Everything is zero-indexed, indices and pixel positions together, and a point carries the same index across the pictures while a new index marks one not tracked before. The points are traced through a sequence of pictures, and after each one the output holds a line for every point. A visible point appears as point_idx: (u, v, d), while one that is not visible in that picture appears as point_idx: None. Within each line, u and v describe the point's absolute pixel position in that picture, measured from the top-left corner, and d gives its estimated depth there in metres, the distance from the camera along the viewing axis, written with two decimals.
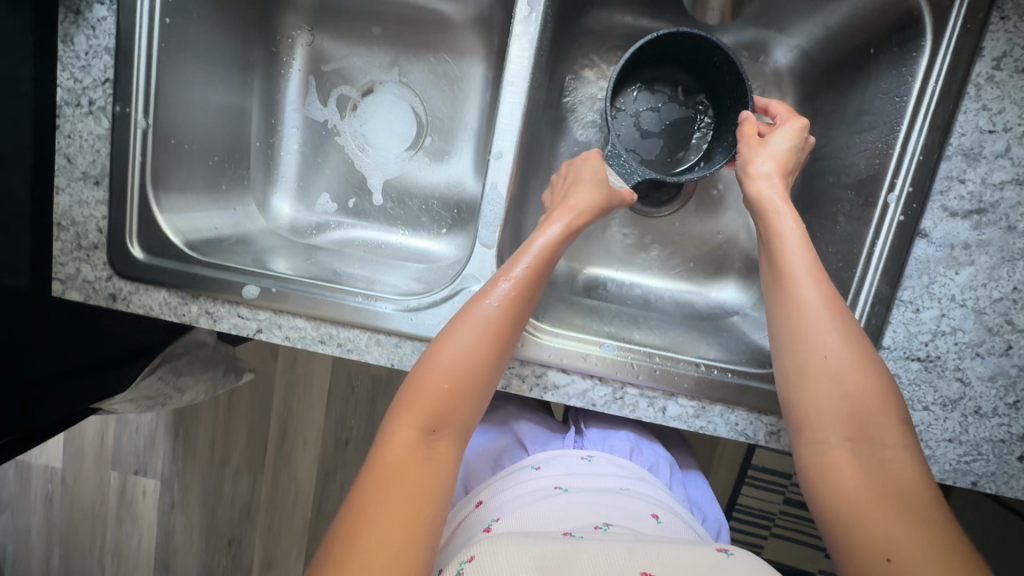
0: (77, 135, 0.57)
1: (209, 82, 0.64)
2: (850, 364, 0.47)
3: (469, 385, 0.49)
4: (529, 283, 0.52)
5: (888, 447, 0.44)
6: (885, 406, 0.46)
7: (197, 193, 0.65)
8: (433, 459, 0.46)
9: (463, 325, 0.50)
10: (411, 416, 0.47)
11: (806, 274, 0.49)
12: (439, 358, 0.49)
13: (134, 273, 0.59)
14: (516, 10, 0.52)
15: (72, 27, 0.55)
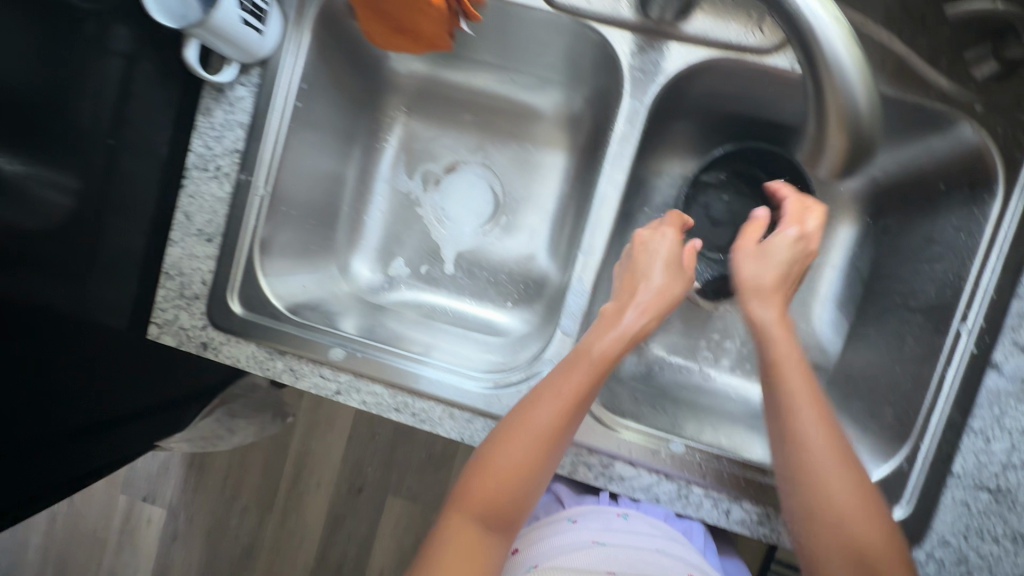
0: (200, 196, 0.62)
1: (317, 153, 0.70)
2: (840, 439, 0.49)
3: (522, 482, 0.50)
4: (582, 385, 0.52)
5: (867, 508, 0.47)
6: (863, 479, 0.49)
7: (292, 253, 0.69)
8: (478, 553, 0.49)
9: (514, 412, 0.52)
10: (463, 512, 0.50)
11: (785, 351, 0.54)
12: (500, 458, 0.50)
13: (229, 325, 0.63)
14: (617, 127, 0.57)
15: (212, 101, 0.61)
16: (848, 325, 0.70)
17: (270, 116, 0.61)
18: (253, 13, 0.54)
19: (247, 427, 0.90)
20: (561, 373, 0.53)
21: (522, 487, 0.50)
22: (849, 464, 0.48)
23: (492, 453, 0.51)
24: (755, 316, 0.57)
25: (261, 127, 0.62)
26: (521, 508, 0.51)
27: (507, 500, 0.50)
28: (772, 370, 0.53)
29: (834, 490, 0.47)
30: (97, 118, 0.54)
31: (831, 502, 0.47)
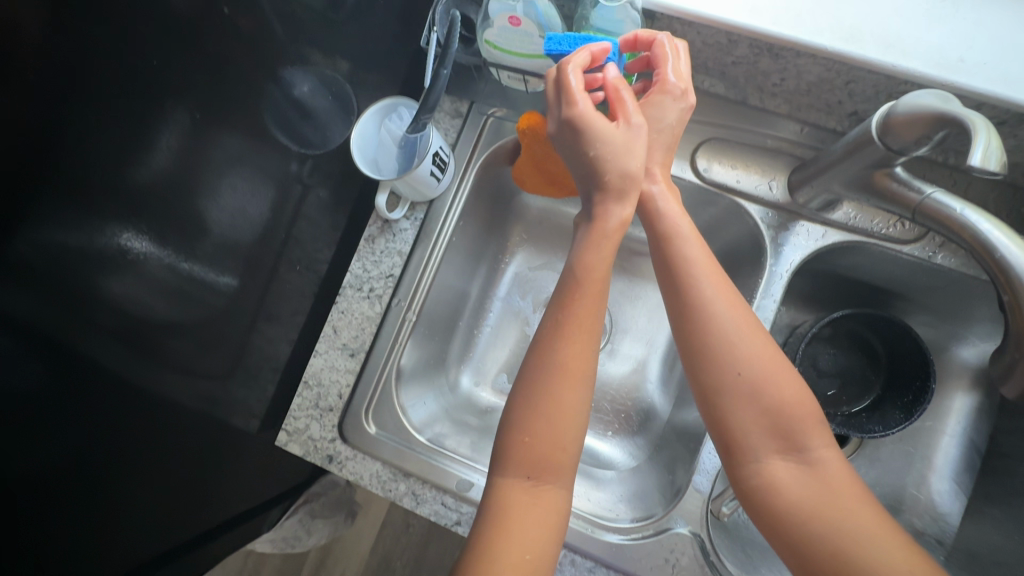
0: (350, 312, 0.66)
1: (452, 276, 0.74)
2: (725, 330, 0.46)
3: (562, 439, 0.46)
4: (590, 312, 0.48)
5: (809, 409, 0.45)
6: (781, 375, 0.45)
7: (419, 369, 0.71)
8: (539, 508, 0.45)
9: (542, 344, 0.48)
10: (507, 468, 0.47)
11: (699, 262, 0.49)
12: (535, 417, 0.46)
13: (360, 442, 0.64)
14: (756, 293, 0.60)
15: (378, 230, 0.67)
16: (967, 498, 0.69)
17: (428, 247, 0.67)
18: (440, 166, 0.61)
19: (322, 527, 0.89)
20: (573, 306, 0.48)
21: (566, 434, 0.46)
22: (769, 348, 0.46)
23: (524, 406, 0.47)
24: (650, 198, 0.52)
25: (417, 256, 0.67)
26: (568, 456, 0.46)
27: (559, 453, 0.46)
28: (677, 288, 0.49)
29: (708, 346, 0.46)
30: (217, 235, 0.61)
31: (734, 389, 0.45)
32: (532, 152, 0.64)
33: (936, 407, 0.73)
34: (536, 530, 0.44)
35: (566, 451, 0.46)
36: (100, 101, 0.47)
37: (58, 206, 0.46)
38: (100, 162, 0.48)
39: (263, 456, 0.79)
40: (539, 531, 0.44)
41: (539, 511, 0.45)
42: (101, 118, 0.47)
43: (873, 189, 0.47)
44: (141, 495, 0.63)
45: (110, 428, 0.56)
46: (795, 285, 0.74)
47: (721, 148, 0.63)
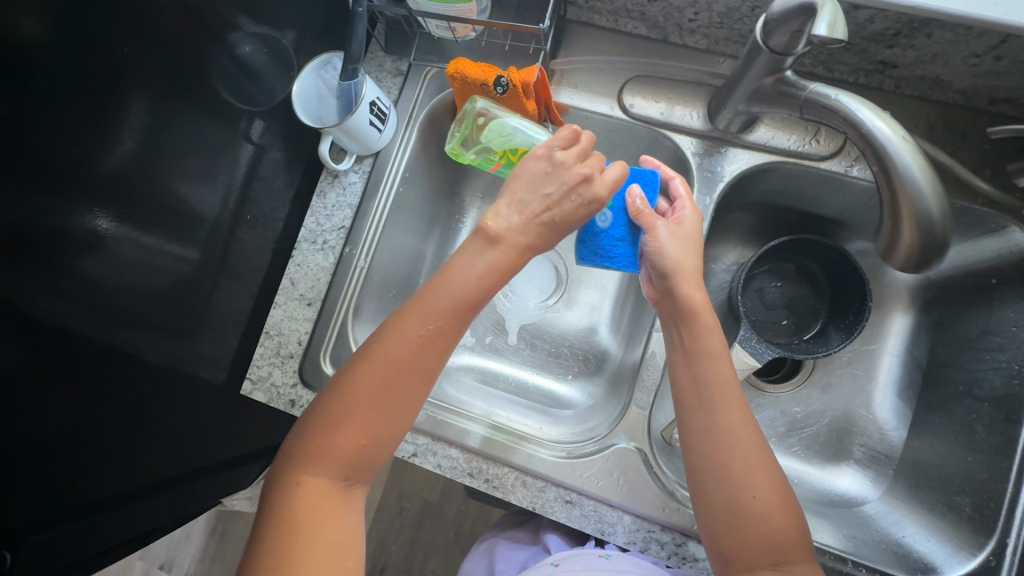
0: (306, 265, 0.69)
1: (407, 231, 0.77)
2: (730, 444, 0.51)
3: (377, 435, 0.50)
4: (442, 321, 0.51)
5: (794, 518, 0.49)
6: (769, 486, 0.50)
7: (376, 319, 0.74)
8: (342, 499, 0.50)
9: (373, 373, 0.50)
10: (321, 470, 0.49)
11: (705, 376, 0.53)
12: (354, 415, 0.49)
13: (319, 385, 0.67)
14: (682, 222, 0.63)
15: (328, 185, 0.70)
16: (911, 413, 0.70)
17: (378, 197, 0.70)
18: (379, 116, 0.64)
19: None
20: (419, 305, 0.51)
21: (383, 438, 0.51)
22: (764, 463, 0.50)
23: (358, 396, 0.50)
24: (689, 300, 0.55)
25: (367, 207, 0.70)
26: (380, 458, 0.51)
27: (369, 458, 0.50)
28: (706, 406, 0.52)
29: (703, 461, 0.51)
30: (183, 202, 0.64)
31: (737, 500, 0.50)
32: (465, 99, 0.65)
33: (875, 329, 0.75)
34: (335, 537, 0.48)
35: (378, 456, 0.51)
36: (69, 88, 0.49)
37: (27, 191, 0.48)
38: (64, 148, 0.50)
39: (232, 422, 0.81)
40: (339, 533, 0.48)
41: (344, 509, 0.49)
42: (68, 103, 0.49)
43: (769, 96, 0.51)
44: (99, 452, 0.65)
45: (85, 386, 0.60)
46: (736, 220, 0.77)
47: (644, 85, 0.67)
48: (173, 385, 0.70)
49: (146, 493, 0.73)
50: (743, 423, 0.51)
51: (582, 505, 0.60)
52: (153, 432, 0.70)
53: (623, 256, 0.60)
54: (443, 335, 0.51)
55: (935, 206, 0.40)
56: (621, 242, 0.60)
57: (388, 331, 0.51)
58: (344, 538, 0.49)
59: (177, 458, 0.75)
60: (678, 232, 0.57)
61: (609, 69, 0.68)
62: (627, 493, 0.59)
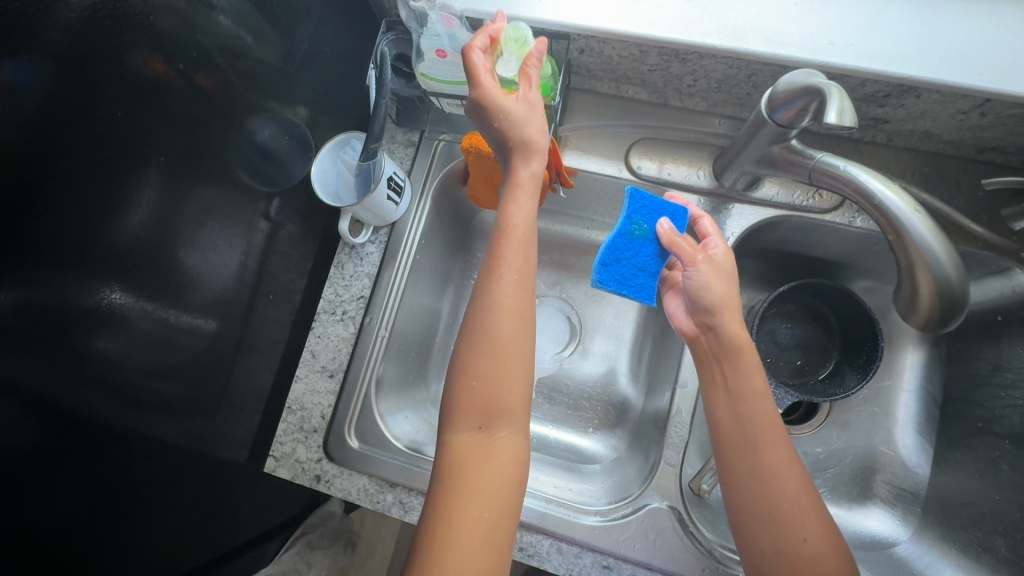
0: (326, 336, 0.70)
1: (423, 294, 0.79)
2: (776, 484, 0.52)
3: (503, 379, 0.51)
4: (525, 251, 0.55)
5: (843, 557, 0.50)
6: (815, 527, 0.51)
7: (397, 384, 0.75)
8: (494, 448, 0.50)
9: (479, 320, 0.53)
10: (459, 424, 0.51)
11: (749, 416, 0.55)
12: (475, 367, 0.51)
13: (345, 458, 0.66)
14: None
15: (346, 256, 0.72)
16: (932, 449, 0.71)
17: (395, 265, 0.71)
18: (395, 190, 0.66)
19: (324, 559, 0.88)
20: (503, 252, 0.54)
21: (512, 378, 0.52)
22: (809, 505, 0.51)
23: (471, 349, 0.52)
24: (729, 339, 0.57)
25: (385, 276, 0.71)
26: (517, 400, 0.52)
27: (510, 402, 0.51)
28: (750, 448, 0.54)
29: (753, 504, 0.52)
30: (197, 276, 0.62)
31: (790, 542, 0.50)
32: (478, 167, 0.67)
33: (889, 365, 0.76)
34: (492, 482, 0.48)
35: (515, 400, 0.52)
36: (75, 164, 0.47)
37: (46, 269, 0.46)
38: (76, 226, 0.48)
39: (250, 497, 0.79)
40: (500, 477, 0.49)
41: (499, 454, 0.50)
42: (80, 179, 0.47)
43: (777, 161, 0.53)
44: (146, 538, 0.64)
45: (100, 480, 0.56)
46: (744, 266, 0.79)
47: (648, 147, 0.69)
48: (187, 469, 0.67)
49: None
50: (786, 464, 0.53)
51: (620, 570, 0.60)
52: (167, 523, 0.66)
53: (644, 284, 0.60)
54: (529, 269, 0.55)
55: (957, 283, 0.43)
56: (642, 271, 0.61)
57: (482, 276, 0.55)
58: (504, 482, 0.49)
59: (195, 544, 0.71)
60: (715, 267, 0.58)
61: (614, 132, 0.71)
62: (665, 556, 0.59)
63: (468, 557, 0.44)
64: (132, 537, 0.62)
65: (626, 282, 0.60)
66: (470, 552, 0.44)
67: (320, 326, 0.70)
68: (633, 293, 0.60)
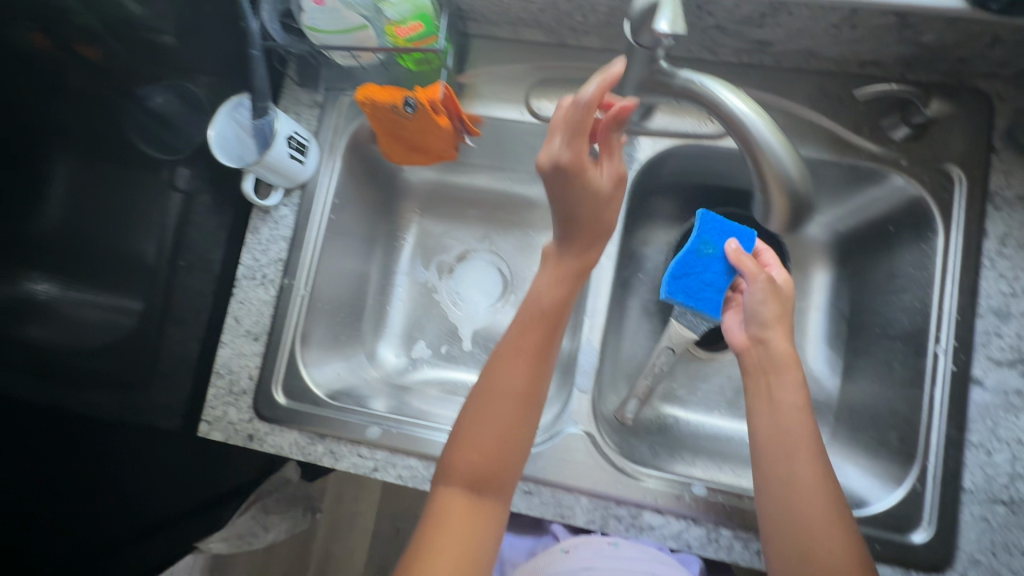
0: (248, 301, 0.71)
1: (346, 255, 0.81)
2: (805, 512, 0.53)
3: (496, 466, 0.54)
4: (533, 360, 0.57)
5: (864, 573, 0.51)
6: (845, 561, 0.51)
7: (325, 342, 0.77)
8: (478, 522, 0.53)
9: (496, 364, 0.58)
10: (454, 480, 0.54)
11: (794, 436, 0.55)
12: (477, 434, 0.55)
13: (274, 415, 0.68)
14: None
15: (260, 221, 0.72)
16: (841, 360, 0.75)
17: (308, 226, 0.72)
18: (298, 149, 0.67)
19: (281, 524, 0.90)
20: (529, 303, 0.60)
21: (510, 457, 0.55)
22: (838, 532, 0.52)
23: (470, 433, 0.55)
24: (773, 353, 0.59)
25: (300, 238, 0.72)
26: (510, 479, 0.55)
27: (495, 465, 0.55)
28: (785, 459, 0.54)
29: (781, 525, 0.53)
30: (129, 255, 0.64)
31: (815, 555, 0.51)
32: (379, 122, 0.67)
33: (800, 286, 0.79)
34: (465, 542, 0.52)
35: (515, 450, 0.56)
36: None
37: None
38: None
39: (215, 461, 0.83)
40: (473, 534, 0.53)
41: (478, 510, 0.54)
42: None
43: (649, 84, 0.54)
44: (113, 500, 0.69)
45: (66, 449, 0.60)
46: (658, 203, 0.81)
47: (547, 88, 0.71)
48: (150, 437, 0.70)
49: (131, 541, 0.72)
50: (820, 485, 0.53)
51: (541, 493, 0.63)
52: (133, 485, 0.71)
53: (709, 298, 0.67)
54: (536, 381, 0.57)
55: (797, 175, 0.45)
56: (710, 286, 0.67)
57: (502, 351, 0.59)
58: (478, 540, 0.53)
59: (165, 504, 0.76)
60: (785, 287, 0.63)
61: (513, 76, 0.72)
62: (580, 474, 0.62)
63: None
64: (97, 498, 0.66)
65: (693, 294, 0.68)
66: None
67: (241, 292, 0.71)
68: (700, 305, 0.67)
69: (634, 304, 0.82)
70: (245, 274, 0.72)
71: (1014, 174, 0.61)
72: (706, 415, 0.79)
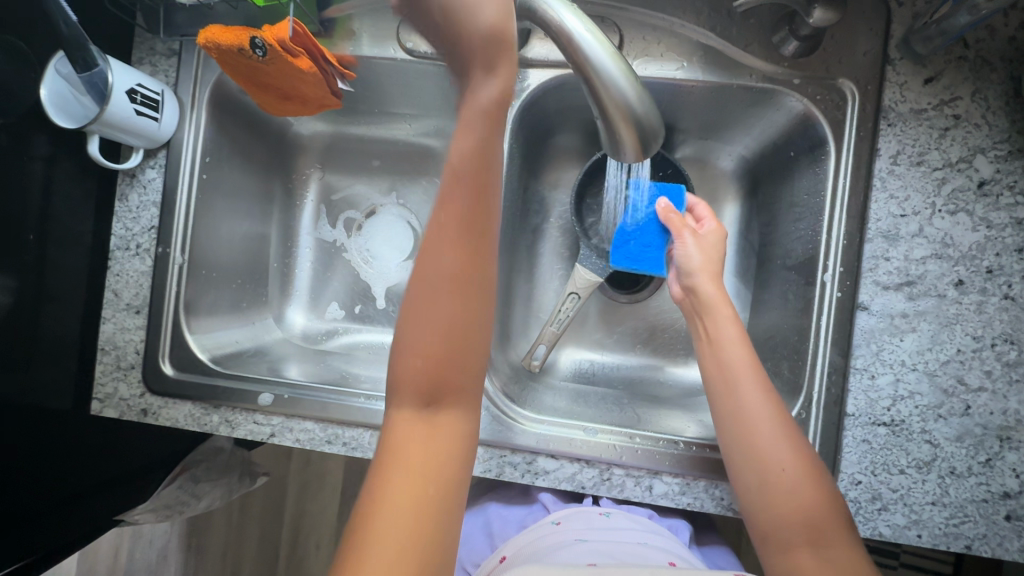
0: (125, 273, 0.68)
1: (236, 217, 0.76)
2: (765, 440, 0.52)
3: (447, 370, 0.46)
4: (457, 216, 0.46)
5: (818, 491, 0.51)
6: (806, 489, 0.51)
7: (221, 310, 0.74)
8: (440, 437, 0.45)
9: (428, 254, 0.47)
10: (404, 402, 0.46)
11: (734, 362, 0.55)
12: (420, 336, 0.46)
13: (164, 389, 0.66)
14: None
15: (127, 187, 0.68)
16: (749, 294, 0.74)
17: (178, 190, 0.68)
18: (146, 104, 0.61)
19: (213, 491, 0.90)
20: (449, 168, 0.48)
21: (465, 361, 0.47)
22: (800, 453, 0.52)
23: (412, 338, 0.46)
24: (705, 296, 0.58)
25: (172, 203, 0.68)
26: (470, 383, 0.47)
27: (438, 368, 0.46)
28: (723, 391, 0.55)
29: (745, 455, 0.53)
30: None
31: (770, 479, 0.51)
32: (235, 69, 0.61)
33: None
34: (426, 460, 0.44)
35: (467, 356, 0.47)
36: None
37: None
38: None
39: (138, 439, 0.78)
40: (436, 449, 0.45)
41: (431, 418, 0.46)
42: None
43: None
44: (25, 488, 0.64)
45: None
46: (559, 142, 0.77)
47: None
48: (51, 423, 0.65)
49: (32, 518, 0.65)
50: (766, 413, 0.53)
51: None
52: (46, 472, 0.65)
53: (651, 257, 0.65)
54: (475, 256, 0.46)
55: (629, 90, 0.40)
56: (648, 247, 0.65)
57: (430, 237, 0.47)
58: (441, 454, 0.45)
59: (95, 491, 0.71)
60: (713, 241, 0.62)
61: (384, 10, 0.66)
62: None
63: (394, 528, 0.41)
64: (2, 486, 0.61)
65: (637, 258, 0.66)
66: (397, 520, 0.41)
67: (117, 264, 0.68)
68: (645, 267, 0.65)
69: (545, 250, 0.78)
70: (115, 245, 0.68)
71: (911, 86, 0.57)
72: (623, 355, 0.79)
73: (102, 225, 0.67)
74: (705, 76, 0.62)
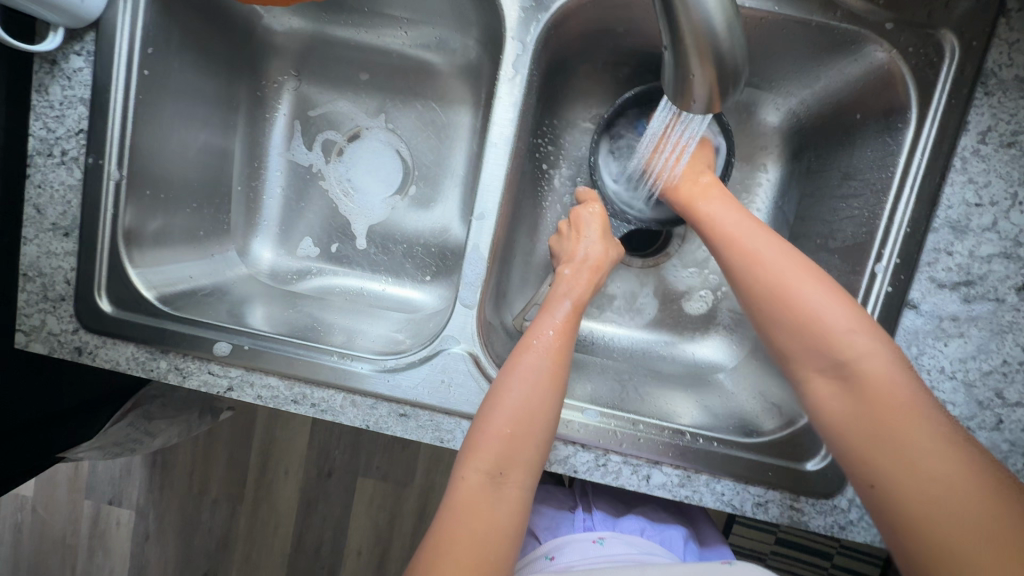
0: (48, 185, 0.56)
1: (191, 125, 0.64)
2: (831, 335, 0.45)
3: (540, 400, 0.48)
4: (574, 316, 0.54)
5: (854, 314, 0.46)
6: (885, 388, 0.43)
7: (173, 237, 0.63)
8: (519, 440, 0.47)
9: (559, 289, 0.56)
10: (493, 406, 0.48)
11: (773, 257, 0.49)
12: (515, 378, 0.49)
13: (101, 327, 0.57)
14: (506, 52, 0.53)
15: (47, 77, 0.54)
16: None
17: (113, 87, 0.55)
18: None
19: (171, 429, 0.77)
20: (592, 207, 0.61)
21: (552, 385, 0.49)
22: (867, 334, 0.45)
23: (513, 365, 0.50)
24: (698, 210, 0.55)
25: (105, 102, 0.55)
26: (549, 400, 0.49)
27: (551, 338, 0.51)
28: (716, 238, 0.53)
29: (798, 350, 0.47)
30: None
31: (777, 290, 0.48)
32: None
33: (746, 184, 0.66)
34: (523, 401, 0.48)
35: (546, 378, 0.49)
36: None
37: None
38: None
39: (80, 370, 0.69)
40: (530, 400, 0.48)
41: (536, 372, 0.49)
42: None
43: None
44: None
45: None
46: (583, 74, 0.65)
47: None
48: None
49: None
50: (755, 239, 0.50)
51: (418, 417, 0.56)
52: None
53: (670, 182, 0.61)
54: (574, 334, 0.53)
55: (717, 13, 0.30)
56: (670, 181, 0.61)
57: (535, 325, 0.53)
58: (535, 404, 0.48)
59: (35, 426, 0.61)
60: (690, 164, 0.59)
61: None
62: (459, 397, 0.55)
63: (471, 503, 0.45)
64: None
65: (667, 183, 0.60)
66: (477, 496, 0.45)
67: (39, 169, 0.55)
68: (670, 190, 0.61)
69: (552, 201, 0.68)
70: (36, 147, 0.55)
71: (1022, 48, 0.48)
72: (623, 327, 0.72)
73: (18, 118, 0.54)
74: (779, 7, 0.50)
